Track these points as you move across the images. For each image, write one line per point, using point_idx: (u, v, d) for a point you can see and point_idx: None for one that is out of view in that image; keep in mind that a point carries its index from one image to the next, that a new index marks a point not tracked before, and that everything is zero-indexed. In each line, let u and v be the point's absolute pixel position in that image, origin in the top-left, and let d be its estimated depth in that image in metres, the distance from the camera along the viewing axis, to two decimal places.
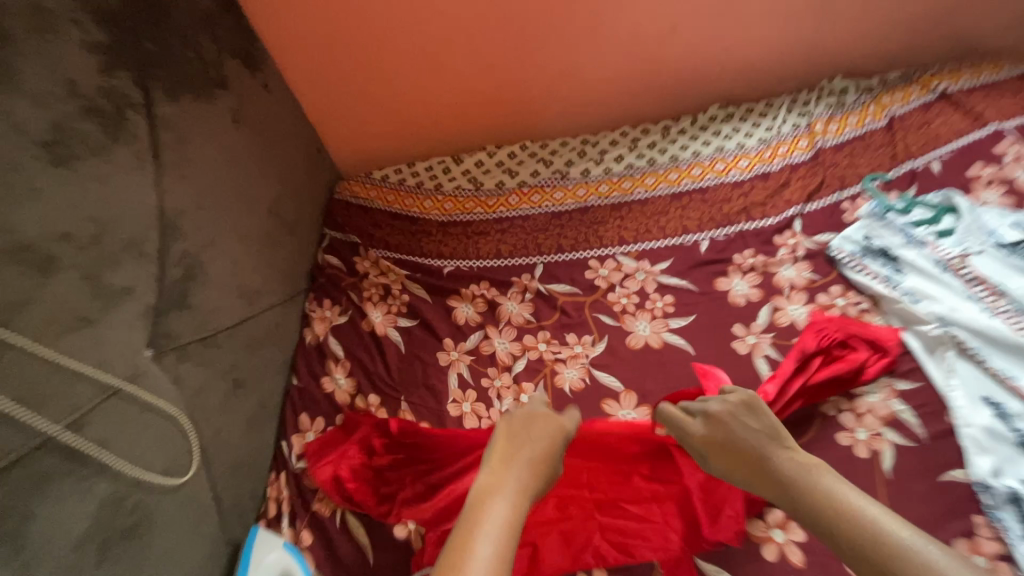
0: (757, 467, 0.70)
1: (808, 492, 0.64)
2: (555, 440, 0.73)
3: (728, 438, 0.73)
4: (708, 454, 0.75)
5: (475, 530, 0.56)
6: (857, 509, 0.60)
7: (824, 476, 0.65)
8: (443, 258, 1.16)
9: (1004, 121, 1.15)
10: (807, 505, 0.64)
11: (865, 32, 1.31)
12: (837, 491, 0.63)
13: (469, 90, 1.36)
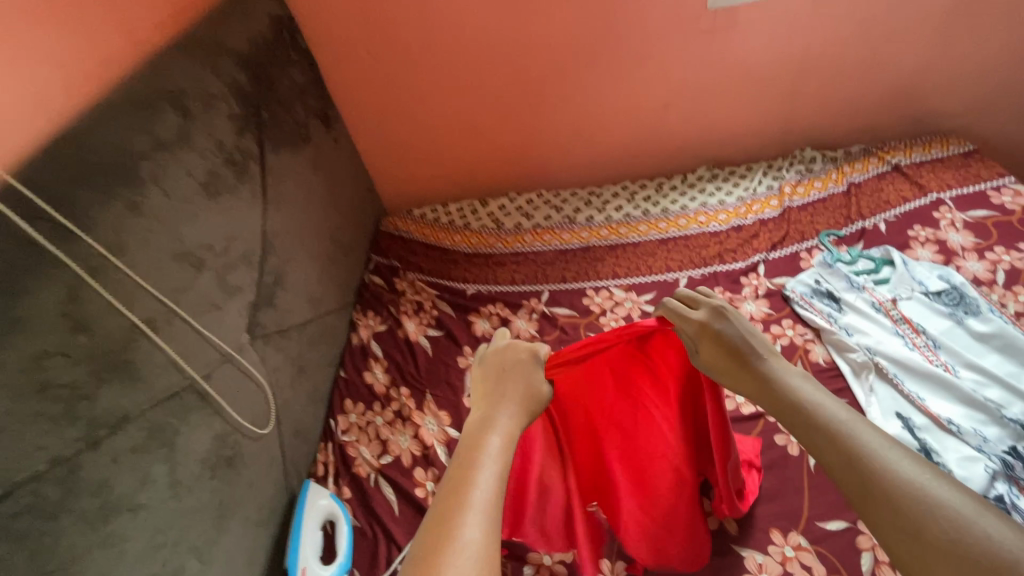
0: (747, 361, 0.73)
1: (781, 384, 0.70)
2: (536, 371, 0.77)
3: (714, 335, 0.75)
4: (696, 347, 0.77)
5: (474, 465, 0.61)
6: (817, 404, 0.66)
7: (796, 376, 0.71)
8: (467, 282, 1.41)
9: (943, 191, 1.36)
10: (788, 407, 0.68)
11: (833, 112, 1.56)
12: (803, 388, 0.69)
13: (497, 147, 1.65)
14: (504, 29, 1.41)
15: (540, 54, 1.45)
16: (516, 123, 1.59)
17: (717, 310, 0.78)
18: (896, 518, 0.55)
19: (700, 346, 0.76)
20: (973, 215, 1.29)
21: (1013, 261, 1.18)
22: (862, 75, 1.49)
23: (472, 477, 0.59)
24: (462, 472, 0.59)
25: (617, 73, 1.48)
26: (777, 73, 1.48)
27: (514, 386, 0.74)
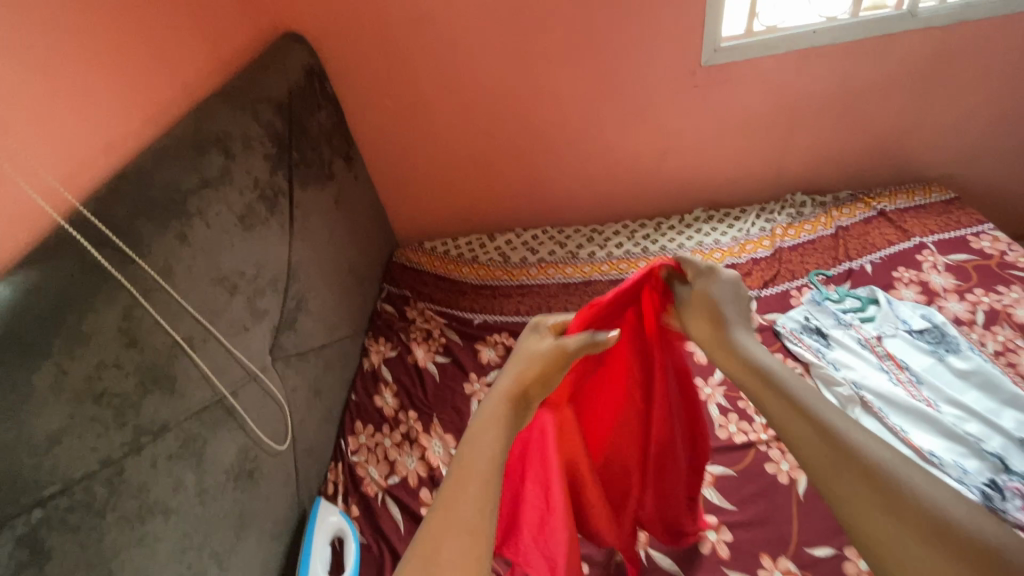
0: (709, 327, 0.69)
1: (733, 351, 0.64)
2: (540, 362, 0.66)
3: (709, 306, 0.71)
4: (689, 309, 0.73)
5: (454, 490, 0.48)
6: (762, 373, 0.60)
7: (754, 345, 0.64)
8: (475, 312, 1.49)
9: (926, 235, 1.45)
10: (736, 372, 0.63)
11: (821, 161, 1.67)
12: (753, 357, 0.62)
13: (506, 185, 1.75)
14: (515, 80, 1.53)
15: (547, 103, 1.57)
16: (524, 164, 1.71)
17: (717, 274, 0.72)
18: (880, 513, 0.46)
19: (693, 308, 0.72)
20: (954, 259, 1.37)
21: (991, 303, 1.25)
22: (848, 126, 1.60)
23: (466, 484, 0.49)
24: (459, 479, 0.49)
25: (618, 121, 1.60)
26: (767, 124, 1.59)
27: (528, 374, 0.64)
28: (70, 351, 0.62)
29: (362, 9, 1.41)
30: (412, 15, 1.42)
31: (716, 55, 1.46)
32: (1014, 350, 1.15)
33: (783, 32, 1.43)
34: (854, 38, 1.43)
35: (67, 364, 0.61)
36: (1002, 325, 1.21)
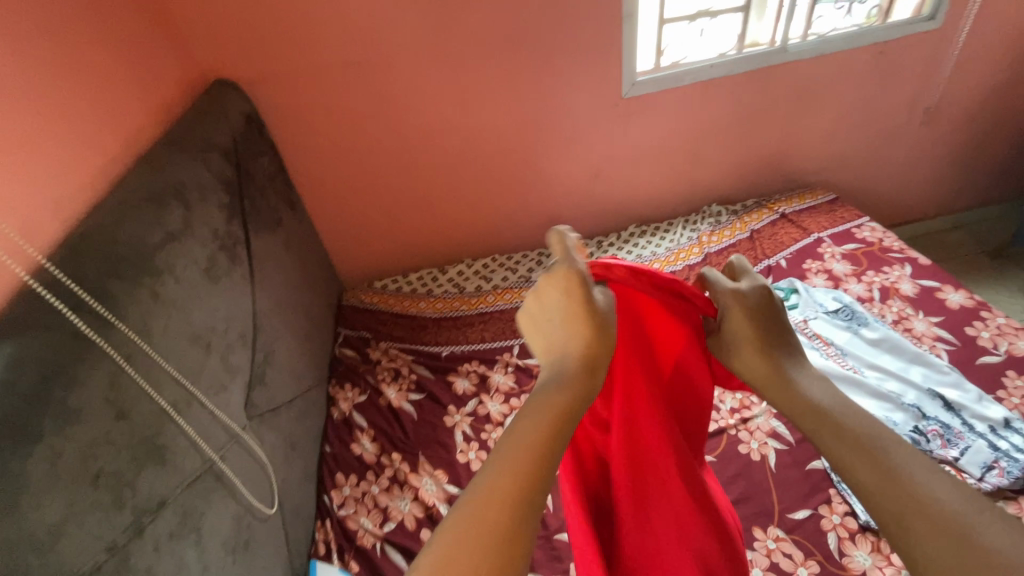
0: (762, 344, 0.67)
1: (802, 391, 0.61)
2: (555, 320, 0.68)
3: (759, 313, 0.70)
4: (724, 320, 0.72)
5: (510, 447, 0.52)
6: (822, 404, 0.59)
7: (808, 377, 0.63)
8: (440, 345, 1.49)
9: (821, 231, 1.70)
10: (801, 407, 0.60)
11: (728, 176, 1.90)
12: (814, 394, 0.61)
13: (450, 218, 1.79)
14: (453, 119, 1.60)
15: (485, 138, 1.65)
16: (467, 196, 1.76)
17: (767, 290, 0.72)
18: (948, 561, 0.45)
19: (729, 318, 0.71)
20: (847, 248, 1.62)
21: (882, 281, 1.49)
22: (746, 143, 1.84)
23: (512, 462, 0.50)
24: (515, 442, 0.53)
25: (552, 151, 1.71)
26: (681, 146, 1.79)
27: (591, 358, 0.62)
28: (59, 430, 0.56)
29: (296, 57, 1.40)
30: (348, 61, 1.44)
31: (634, 88, 1.63)
32: (907, 318, 1.38)
33: (685, 67, 1.63)
34: (742, 70, 1.66)
35: (60, 445, 0.56)
36: (893, 298, 1.44)
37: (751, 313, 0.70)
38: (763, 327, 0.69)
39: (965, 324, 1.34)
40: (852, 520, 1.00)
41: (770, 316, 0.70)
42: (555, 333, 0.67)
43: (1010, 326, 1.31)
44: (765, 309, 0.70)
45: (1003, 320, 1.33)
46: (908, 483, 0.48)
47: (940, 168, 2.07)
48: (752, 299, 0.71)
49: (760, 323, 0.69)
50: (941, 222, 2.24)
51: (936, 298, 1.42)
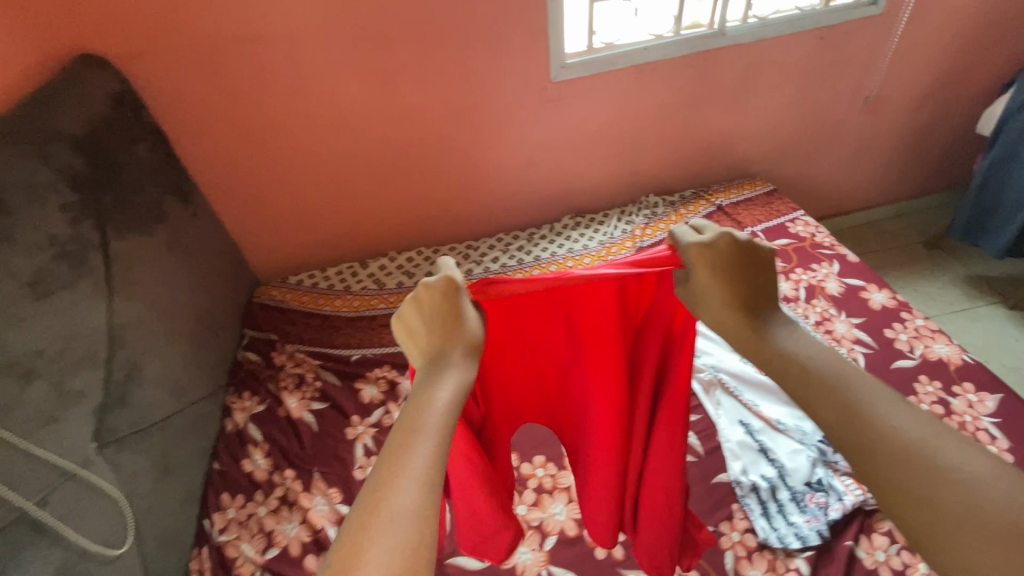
0: (732, 305, 0.66)
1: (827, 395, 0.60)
2: (422, 328, 0.68)
3: (724, 267, 0.67)
4: (690, 274, 0.69)
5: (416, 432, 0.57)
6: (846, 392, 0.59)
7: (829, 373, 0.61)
8: (350, 347, 1.40)
9: (755, 225, 1.65)
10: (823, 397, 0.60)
11: (667, 164, 1.82)
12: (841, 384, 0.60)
13: (372, 207, 1.68)
14: (367, 102, 1.47)
15: (405, 123, 1.53)
16: (392, 186, 1.65)
17: (731, 238, 0.67)
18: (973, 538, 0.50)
19: (695, 275, 0.68)
20: (779, 244, 1.58)
21: (809, 279, 1.45)
22: (685, 132, 1.76)
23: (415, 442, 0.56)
24: (403, 442, 0.56)
25: (479, 138, 1.61)
26: (617, 134, 1.70)
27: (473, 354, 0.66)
28: None
29: (177, 30, 1.25)
30: (238, 35, 1.29)
31: (564, 71, 1.52)
32: (829, 319, 1.35)
33: (620, 49, 1.53)
34: (680, 54, 1.57)
35: None
36: (819, 298, 1.40)
37: (714, 269, 0.66)
38: (730, 283, 0.66)
39: (885, 325, 1.31)
40: (751, 537, 0.97)
41: (738, 270, 0.67)
42: (429, 332, 0.67)
43: (928, 328, 1.29)
44: (730, 263, 0.66)
45: (922, 320, 1.31)
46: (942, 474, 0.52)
47: (882, 158, 2.04)
48: (721, 250, 0.67)
49: (725, 282, 0.66)
50: (885, 212, 2.21)
51: (860, 297, 1.39)
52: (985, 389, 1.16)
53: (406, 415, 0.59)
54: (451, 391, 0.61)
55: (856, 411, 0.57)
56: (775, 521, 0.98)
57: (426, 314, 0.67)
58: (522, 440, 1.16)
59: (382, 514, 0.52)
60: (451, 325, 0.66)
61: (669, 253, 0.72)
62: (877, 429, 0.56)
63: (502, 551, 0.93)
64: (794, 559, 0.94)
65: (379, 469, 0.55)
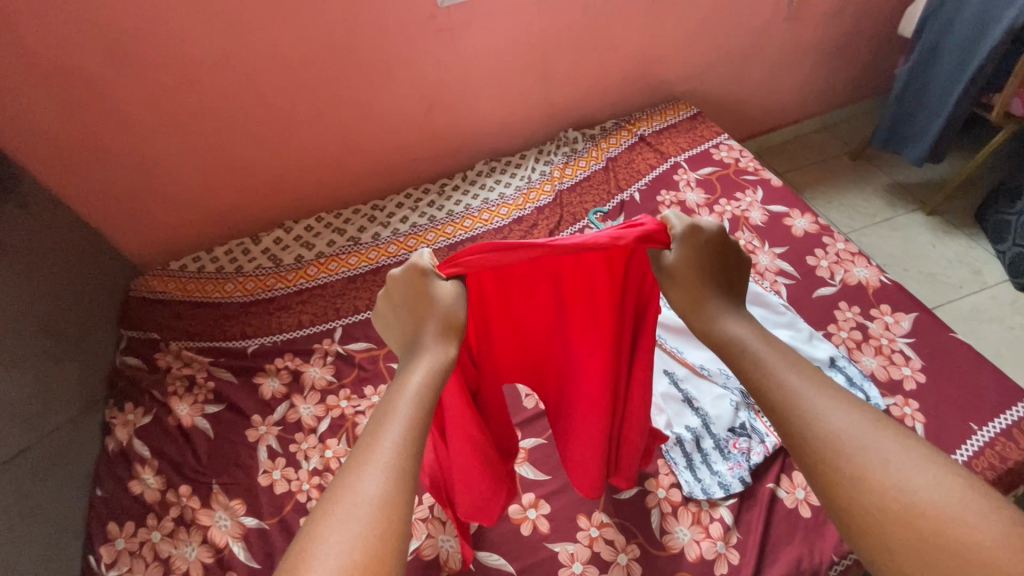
0: (700, 286, 0.68)
1: (775, 388, 0.61)
2: (400, 311, 0.69)
3: (705, 253, 0.70)
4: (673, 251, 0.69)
5: (386, 420, 0.56)
6: (792, 390, 0.60)
7: (784, 367, 0.62)
8: (247, 338, 1.26)
9: (679, 154, 1.56)
10: (770, 394, 0.61)
11: (585, 93, 1.67)
12: (791, 380, 0.60)
13: (257, 173, 1.47)
14: (220, 50, 1.25)
15: (272, 71, 1.32)
16: (274, 146, 1.44)
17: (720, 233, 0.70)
18: (911, 537, 0.50)
19: (678, 250, 0.69)
20: (702, 173, 1.50)
21: (733, 210, 1.39)
22: (600, 55, 1.60)
23: (385, 430, 0.55)
24: (373, 430, 0.56)
25: (365, 81, 1.41)
26: (526, 64, 1.53)
27: (459, 336, 0.65)
28: None
29: None
30: None
31: None
32: (753, 251, 1.30)
33: None
34: None
35: None
36: (743, 230, 1.35)
37: (698, 250, 0.69)
38: (704, 268, 0.69)
39: (807, 252, 1.28)
40: (677, 492, 0.95)
41: (712, 261, 0.70)
42: (402, 319, 0.68)
43: (848, 251, 1.26)
44: (709, 250, 0.69)
45: (842, 244, 1.28)
46: (883, 477, 0.52)
47: (806, 69, 1.95)
48: (707, 237, 0.70)
49: (701, 264, 0.69)
50: (813, 124, 2.16)
51: (783, 225, 1.34)
52: (901, 309, 1.15)
53: (383, 401, 0.59)
54: (422, 376, 0.60)
55: (790, 396, 0.59)
56: (701, 472, 0.96)
57: (397, 302, 0.69)
58: None
59: (346, 503, 0.50)
60: (426, 303, 0.67)
61: (657, 227, 0.70)
62: (811, 419, 0.57)
63: (491, 514, 0.89)
64: (718, 507, 0.93)
65: (354, 456, 0.54)
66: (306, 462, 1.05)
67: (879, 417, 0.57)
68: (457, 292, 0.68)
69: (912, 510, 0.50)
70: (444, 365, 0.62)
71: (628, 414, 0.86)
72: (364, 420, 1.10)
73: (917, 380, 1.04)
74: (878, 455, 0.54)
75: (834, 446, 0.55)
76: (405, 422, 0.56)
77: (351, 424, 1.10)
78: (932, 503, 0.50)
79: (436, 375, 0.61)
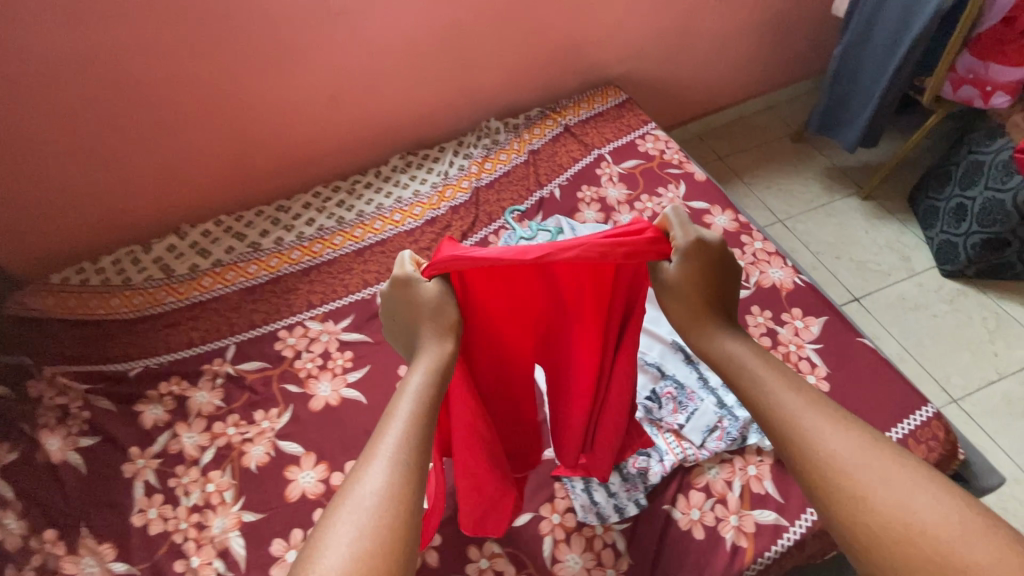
0: (699, 296, 0.69)
1: (774, 408, 0.61)
2: (399, 319, 0.73)
3: (705, 265, 0.69)
4: (673, 262, 0.69)
5: (391, 418, 0.60)
6: (790, 412, 0.59)
7: (785, 388, 0.62)
8: (130, 360, 1.16)
9: (604, 146, 1.48)
10: (770, 415, 0.61)
11: (509, 80, 1.57)
12: (791, 402, 0.60)
13: (143, 175, 1.35)
14: (77, 41, 1.12)
15: (145, 63, 1.19)
16: (160, 145, 1.32)
17: (721, 245, 0.69)
18: (911, 559, 0.49)
19: (680, 263, 0.68)
20: (626, 167, 1.43)
21: (654, 208, 1.33)
22: (521, 39, 1.50)
23: (391, 426, 0.60)
24: (381, 427, 0.60)
25: (255, 72, 1.29)
26: (437, 49, 1.41)
27: (454, 333, 0.70)
28: None
29: None
30: None
31: None
32: None
33: None
34: None
35: None
36: None
37: (701, 264, 0.68)
38: (705, 280, 0.69)
39: None
40: (572, 518, 0.91)
41: (714, 273, 0.69)
42: (402, 327, 0.73)
43: (765, 251, 1.23)
44: (711, 263, 0.69)
45: (760, 243, 1.24)
46: (884, 500, 0.52)
47: (744, 49, 1.88)
48: (708, 249, 0.68)
49: (702, 279, 0.69)
50: (755, 105, 2.10)
51: (703, 223, 1.29)
52: (812, 313, 1.12)
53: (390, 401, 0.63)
54: (423, 373, 0.65)
55: (787, 417, 0.59)
56: (596, 494, 0.92)
57: (396, 313, 0.73)
58: (334, 447, 1.03)
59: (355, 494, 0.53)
60: (420, 310, 0.70)
61: (656, 238, 0.70)
62: (808, 440, 0.57)
63: (501, 527, 0.88)
64: (612, 531, 0.90)
65: (364, 452, 0.58)
66: (186, 498, 0.98)
67: (883, 441, 0.56)
68: (446, 296, 0.71)
69: (910, 532, 0.50)
70: (444, 360, 0.67)
71: (608, 415, 0.83)
72: (251, 449, 1.03)
73: (822, 389, 1.02)
74: (880, 477, 0.53)
75: (832, 467, 0.55)
76: (407, 418, 0.60)
77: (236, 454, 1.03)
78: (935, 526, 0.49)
79: (437, 372, 0.66)
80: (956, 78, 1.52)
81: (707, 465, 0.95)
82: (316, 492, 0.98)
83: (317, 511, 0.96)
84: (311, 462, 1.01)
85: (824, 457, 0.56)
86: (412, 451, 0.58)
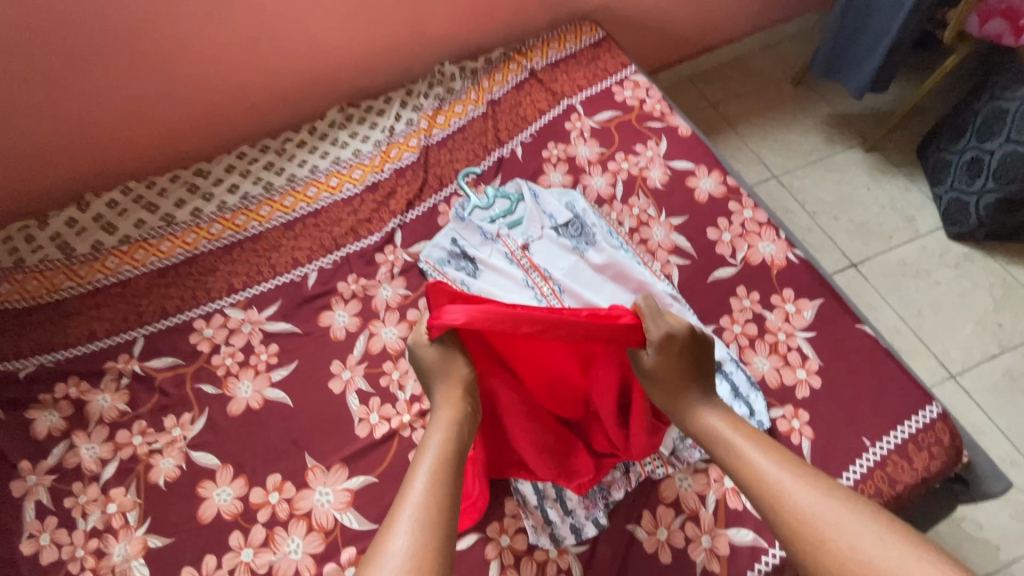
0: (679, 382, 0.69)
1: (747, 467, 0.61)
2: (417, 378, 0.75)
3: (680, 353, 0.70)
4: (651, 350, 0.69)
5: (413, 475, 0.61)
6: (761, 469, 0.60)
7: (754, 448, 0.63)
8: (22, 358, 1.01)
9: (575, 94, 1.28)
10: (744, 475, 0.61)
11: (465, 15, 1.33)
12: (760, 460, 0.61)
13: (28, 136, 1.13)
14: None
15: None
16: (42, 99, 1.10)
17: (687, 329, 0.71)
18: None
19: (656, 353, 0.68)
20: (599, 120, 1.23)
21: (629, 168, 1.15)
22: None
23: (413, 483, 0.60)
24: (404, 485, 0.61)
25: (146, 7, 1.05)
26: None
27: (466, 388, 0.71)
28: None
29: None
30: None
31: None
32: (646, 223, 1.09)
33: None
34: None
35: None
36: (637, 194, 1.12)
37: (676, 351, 0.69)
38: (681, 361, 0.70)
39: (710, 222, 1.07)
40: (522, 540, 0.80)
41: (688, 353, 0.71)
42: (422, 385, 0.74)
43: (755, 221, 1.06)
44: (687, 347, 0.70)
45: (750, 212, 1.07)
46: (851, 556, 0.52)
47: None
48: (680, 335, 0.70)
49: (683, 362, 0.69)
50: (752, 43, 1.86)
51: (685, 187, 1.12)
52: (805, 296, 0.97)
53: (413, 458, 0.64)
54: (442, 432, 0.66)
55: (759, 476, 0.60)
56: (550, 512, 0.81)
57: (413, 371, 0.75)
58: (254, 458, 0.90)
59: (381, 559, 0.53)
60: (428, 369, 0.71)
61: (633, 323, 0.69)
62: (783, 494, 0.57)
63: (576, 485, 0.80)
64: (568, 554, 0.79)
65: (388, 515, 0.57)
66: (84, 520, 0.86)
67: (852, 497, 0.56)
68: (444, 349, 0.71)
69: None
70: (460, 418, 0.68)
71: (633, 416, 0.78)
72: (159, 462, 0.90)
73: (812, 387, 0.89)
74: (845, 532, 0.53)
75: (801, 522, 0.55)
76: (429, 475, 0.61)
77: (142, 467, 0.89)
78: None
79: (454, 429, 0.67)
80: (985, 9, 1.29)
81: (678, 476, 0.83)
82: (232, 511, 0.86)
83: (233, 535, 0.84)
84: (227, 477, 0.88)
85: (794, 512, 0.56)
86: (439, 510, 0.57)
